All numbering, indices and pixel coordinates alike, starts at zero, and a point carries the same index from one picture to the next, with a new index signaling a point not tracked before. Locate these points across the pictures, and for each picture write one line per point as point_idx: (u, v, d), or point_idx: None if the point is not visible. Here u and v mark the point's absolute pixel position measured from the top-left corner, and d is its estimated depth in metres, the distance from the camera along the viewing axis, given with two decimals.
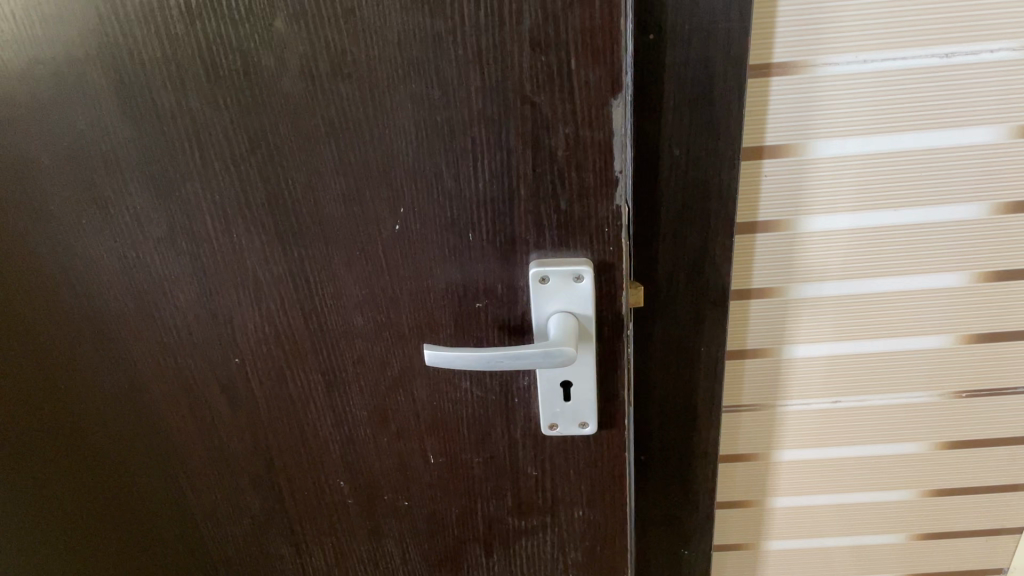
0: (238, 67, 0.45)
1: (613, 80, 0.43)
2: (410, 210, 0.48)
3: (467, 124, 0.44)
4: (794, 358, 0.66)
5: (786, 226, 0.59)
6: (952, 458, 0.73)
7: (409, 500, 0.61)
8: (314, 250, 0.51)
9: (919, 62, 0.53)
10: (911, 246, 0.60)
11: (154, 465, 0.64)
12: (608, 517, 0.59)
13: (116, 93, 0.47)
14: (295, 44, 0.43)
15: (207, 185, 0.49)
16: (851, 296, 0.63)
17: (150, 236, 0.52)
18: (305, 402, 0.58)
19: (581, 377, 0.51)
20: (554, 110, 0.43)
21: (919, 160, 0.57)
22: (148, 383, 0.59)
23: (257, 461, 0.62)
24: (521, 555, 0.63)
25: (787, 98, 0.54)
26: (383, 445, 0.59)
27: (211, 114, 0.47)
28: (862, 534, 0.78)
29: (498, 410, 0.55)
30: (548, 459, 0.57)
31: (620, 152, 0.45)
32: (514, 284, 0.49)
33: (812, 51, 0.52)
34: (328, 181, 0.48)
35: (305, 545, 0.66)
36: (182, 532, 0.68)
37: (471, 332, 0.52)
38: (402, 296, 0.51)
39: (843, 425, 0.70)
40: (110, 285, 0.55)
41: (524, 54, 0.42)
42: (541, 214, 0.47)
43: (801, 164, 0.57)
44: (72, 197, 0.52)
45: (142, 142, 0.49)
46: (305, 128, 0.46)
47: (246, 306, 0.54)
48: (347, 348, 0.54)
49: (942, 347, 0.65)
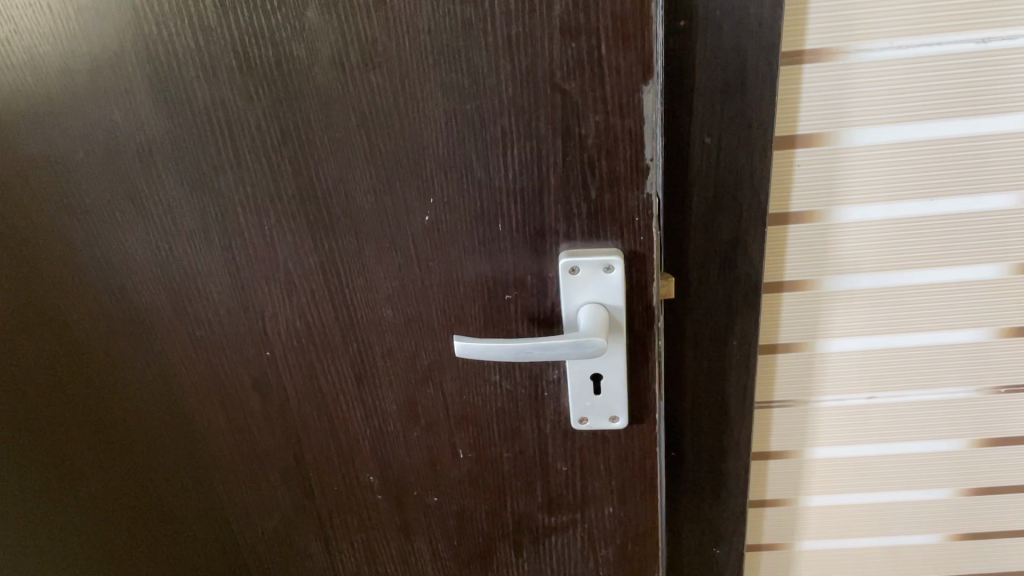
0: (270, 58, 0.45)
1: (644, 67, 0.42)
2: (441, 200, 0.48)
3: (497, 112, 0.44)
4: (828, 353, 0.65)
5: (819, 217, 0.59)
6: (990, 456, 0.71)
7: (439, 496, 0.61)
8: (345, 243, 0.51)
9: (955, 47, 0.52)
10: (947, 238, 0.59)
11: (187, 461, 0.65)
12: (639, 514, 0.58)
13: (151, 87, 0.48)
14: (327, 34, 0.44)
15: (240, 178, 0.50)
16: (885, 289, 0.62)
17: (185, 231, 0.53)
18: (335, 397, 0.58)
19: (611, 370, 0.51)
20: (585, 97, 0.43)
21: (954, 149, 0.56)
22: (182, 378, 0.60)
23: (288, 456, 0.62)
24: (551, 553, 0.62)
25: (819, 86, 0.54)
26: (413, 440, 0.59)
27: (244, 106, 0.47)
28: (898, 534, 0.76)
29: (528, 404, 0.55)
30: (578, 454, 0.56)
31: (650, 140, 0.44)
32: (544, 275, 0.49)
33: (846, 38, 0.52)
34: (359, 172, 0.48)
35: (336, 542, 0.66)
36: (212, 529, 0.68)
37: (501, 325, 0.52)
38: (432, 288, 0.51)
39: (879, 422, 0.69)
40: (143, 279, 0.56)
41: (555, 40, 0.42)
42: (571, 204, 0.47)
43: (835, 154, 0.56)
44: (107, 191, 0.52)
45: (175, 135, 0.49)
46: (336, 120, 0.46)
47: (278, 300, 0.54)
48: (377, 341, 0.54)
49: (979, 342, 0.64)
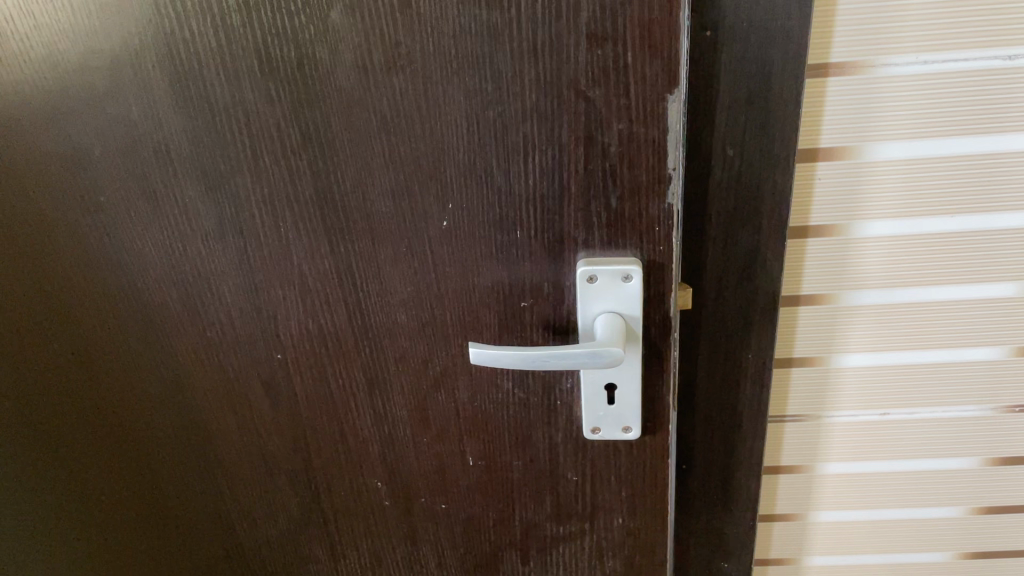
0: (292, 60, 0.45)
1: (670, 76, 0.42)
2: (459, 206, 0.48)
3: (520, 119, 0.44)
4: (842, 368, 0.65)
5: (838, 231, 0.58)
6: (1003, 475, 0.71)
7: (446, 503, 0.61)
8: (361, 246, 0.50)
9: (980, 63, 0.52)
10: (966, 254, 0.59)
11: (192, 462, 0.64)
12: (648, 526, 0.58)
13: (170, 85, 0.47)
14: (350, 37, 0.43)
15: (257, 179, 0.49)
16: (901, 304, 0.61)
17: (198, 230, 0.52)
18: (345, 401, 0.57)
19: (626, 380, 0.51)
20: (608, 105, 0.43)
21: (976, 166, 0.56)
22: (193, 380, 0.59)
23: (296, 459, 0.61)
24: (559, 563, 0.62)
25: (843, 99, 0.53)
26: (423, 446, 0.58)
27: (264, 107, 0.47)
28: (906, 552, 0.76)
29: (540, 413, 0.54)
30: (589, 464, 0.56)
31: (674, 149, 0.44)
32: (561, 283, 0.49)
33: (871, 51, 0.51)
34: (379, 175, 0.48)
35: (341, 547, 0.65)
36: (217, 532, 0.68)
37: (515, 332, 0.51)
38: (447, 294, 0.51)
39: (891, 438, 0.68)
40: (156, 278, 0.55)
41: (580, 47, 0.42)
42: (591, 212, 0.46)
43: (856, 168, 0.56)
44: (123, 189, 0.52)
45: (193, 135, 0.49)
46: (357, 122, 0.46)
47: (291, 301, 0.54)
48: (390, 345, 0.54)
49: (995, 360, 0.64)
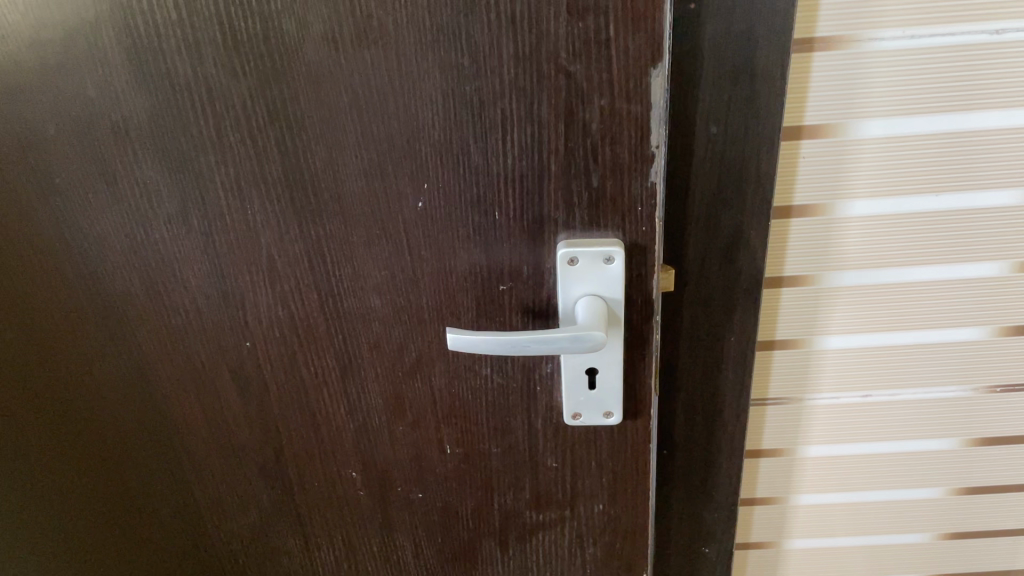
0: (257, 32, 0.43)
1: (653, 50, 0.40)
2: (435, 186, 0.46)
3: (497, 95, 0.42)
4: (824, 350, 0.64)
5: (821, 211, 0.57)
6: (982, 455, 0.70)
7: (423, 492, 0.59)
8: (332, 228, 0.48)
9: (966, 38, 0.51)
10: (948, 233, 0.58)
11: (158, 454, 0.62)
12: (629, 512, 0.57)
13: (128, 60, 0.45)
14: (318, 8, 0.41)
15: (222, 159, 0.47)
16: (884, 285, 0.61)
17: (161, 213, 0.50)
18: (317, 389, 0.55)
19: (608, 365, 0.49)
20: (590, 80, 0.41)
21: (959, 143, 0.55)
22: (158, 369, 0.57)
23: (267, 450, 0.59)
24: (538, 551, 0.60)
25: (829, 74, 0.52)
26: (398, 434, 0.56)
27: (229, 83, 0.45)
28: (885, 533, 0.76)
29: (519, 399, 0.53)
30: (569, 450, 0.55)
31: (657, 126, 0.42)
32: (541, 266, 0.47)
33: (858, 26, 0.50)
34: (350, 154, 0.46)
35: (314, 538, 0.64)
36: (185, 525, 0.65)
37: (494, 317, 0.50)
38: (422, 278, 0.49)
39: (871, 420, 0.68)
40: (116, 263, 0.53)
41: (560, 19, 0.40)
42: (572, 191, 0.45)
43: (841, 146, 0.55)
44: (79, 170, 0.49)
45: (154, 113, 0.46)
46: (326, 98, 0.44)
47: (260, 287, 0.52)
48: (363, 332, 0.52)
49: (975, 340, 0.63)
